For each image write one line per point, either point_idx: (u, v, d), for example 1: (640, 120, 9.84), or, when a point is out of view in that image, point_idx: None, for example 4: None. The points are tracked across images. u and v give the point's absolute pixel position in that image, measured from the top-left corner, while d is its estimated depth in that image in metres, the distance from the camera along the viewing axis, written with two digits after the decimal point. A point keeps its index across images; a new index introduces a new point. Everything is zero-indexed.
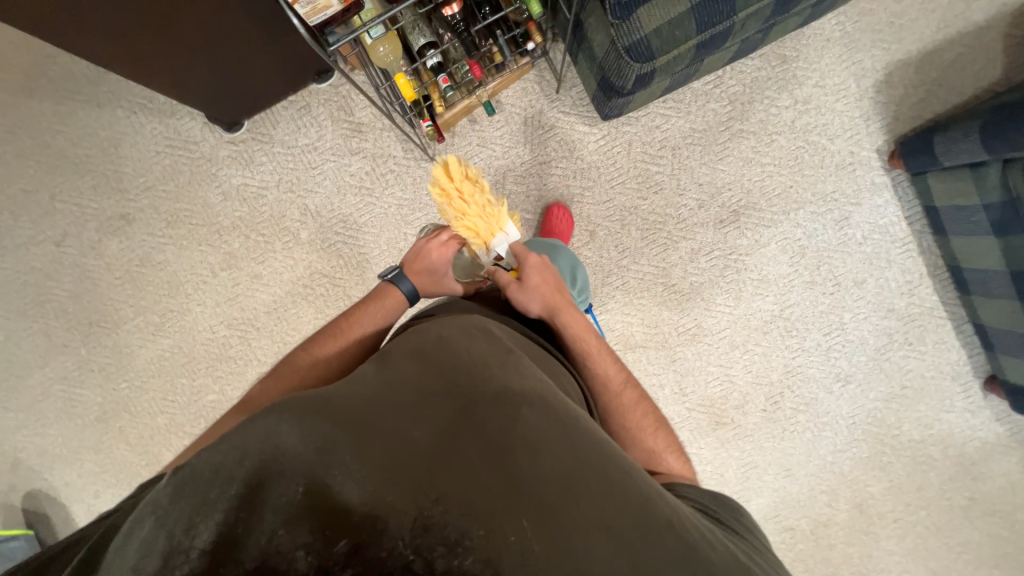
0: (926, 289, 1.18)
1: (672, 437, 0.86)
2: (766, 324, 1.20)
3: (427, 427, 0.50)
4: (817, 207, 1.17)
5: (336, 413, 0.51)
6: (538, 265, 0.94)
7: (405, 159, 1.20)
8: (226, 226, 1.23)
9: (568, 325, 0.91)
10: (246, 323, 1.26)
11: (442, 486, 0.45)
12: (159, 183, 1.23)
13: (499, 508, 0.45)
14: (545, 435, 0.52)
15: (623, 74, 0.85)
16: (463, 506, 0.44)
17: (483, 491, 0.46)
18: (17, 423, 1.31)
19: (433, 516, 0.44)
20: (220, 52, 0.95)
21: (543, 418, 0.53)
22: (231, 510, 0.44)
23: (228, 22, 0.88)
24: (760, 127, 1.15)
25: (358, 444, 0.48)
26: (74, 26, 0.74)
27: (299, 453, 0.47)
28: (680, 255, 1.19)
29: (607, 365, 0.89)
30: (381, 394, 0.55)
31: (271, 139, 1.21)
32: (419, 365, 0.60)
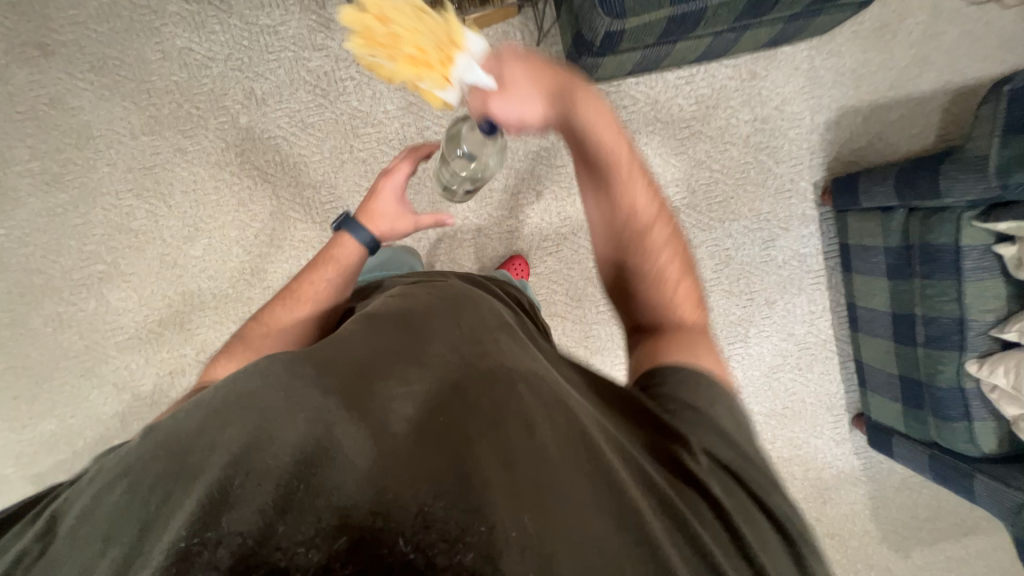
0: (825, 323, 1.27)
1: (693, 282, 0.70)
2: None
3: (420, 402, 0.45)
4: (750, 223, 1.23)
5: (327, 378, 0.47)
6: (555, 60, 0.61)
7: (369, 69, 1.15)
8: (159, 88, 1.14)
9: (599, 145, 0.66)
10: (158, 196, 1.17)
11: (441, 463, 0.40)
12: (91, 21, 1.11)
13: (501, 487, 0.39)
14: (551, 417, 0.46)
15: (593, 27, 0.85)
16: (466, 485, 0.39)
17: (485, 471, 0.40)
18: None
19: (436, 498, 0.37)
20: None
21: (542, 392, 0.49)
22: (206, 491, 0.38)
23: None
24: (717, 133, 1.20)
25: (349, 410, 0.43)
26: None
27: (287, 423, 0.42)
28: None
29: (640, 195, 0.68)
30: (375, 362, 0.50)
31: (228, 9, 1.12)
32: (410, 339, 0.54)
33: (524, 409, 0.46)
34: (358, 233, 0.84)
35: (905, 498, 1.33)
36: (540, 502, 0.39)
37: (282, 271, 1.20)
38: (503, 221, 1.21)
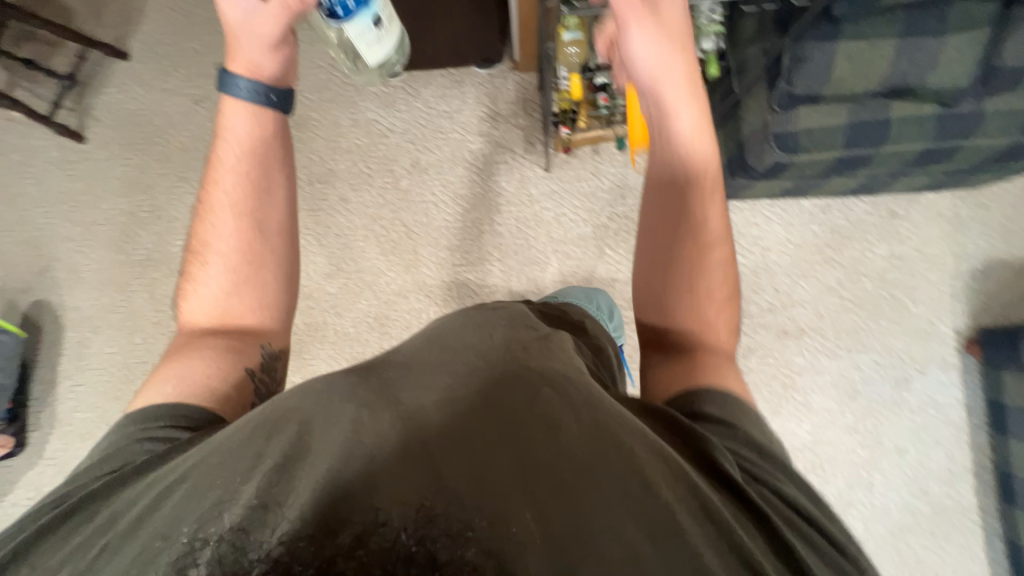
0: (966, 486, 1.12)
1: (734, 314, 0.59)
2: (794, 450, 1.16)
3: (436, 398, 0.41)
4: (881, 358, 1.16)
5: (358, 380, 0.45)
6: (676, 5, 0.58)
7: (522, 157, 1.28)
8: (342, 148, 1.33)
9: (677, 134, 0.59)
10: (313, 235, 1.31)
11: (466, 477, 0.35)
12: (306, 90, 1.35)
13: (514, 496, 0.35)
14: (579, 422, 0.39)
15: (760, 156, 0.91)
16: (475, 491, 0.35)
17: (500, 478, 0.35)
18: (72, 234, 1.37)
19: (441, 498, 0.34)
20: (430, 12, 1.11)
21: (579, 397, 0.42)
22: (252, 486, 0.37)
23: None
24: (850, 263, 1.19)
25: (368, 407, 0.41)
26: None
27: (324, 429, 0.40)
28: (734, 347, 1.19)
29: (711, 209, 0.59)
30: (404, 364, 0.47)
31: (416, 95, 1.32)
32: (441, 345, 0.50)
33: (552, 418, 0.39)
34: (239, 84, 0.65)
35: None
36: (559, 510, 0.34)
37: (401, 320, 1.27)
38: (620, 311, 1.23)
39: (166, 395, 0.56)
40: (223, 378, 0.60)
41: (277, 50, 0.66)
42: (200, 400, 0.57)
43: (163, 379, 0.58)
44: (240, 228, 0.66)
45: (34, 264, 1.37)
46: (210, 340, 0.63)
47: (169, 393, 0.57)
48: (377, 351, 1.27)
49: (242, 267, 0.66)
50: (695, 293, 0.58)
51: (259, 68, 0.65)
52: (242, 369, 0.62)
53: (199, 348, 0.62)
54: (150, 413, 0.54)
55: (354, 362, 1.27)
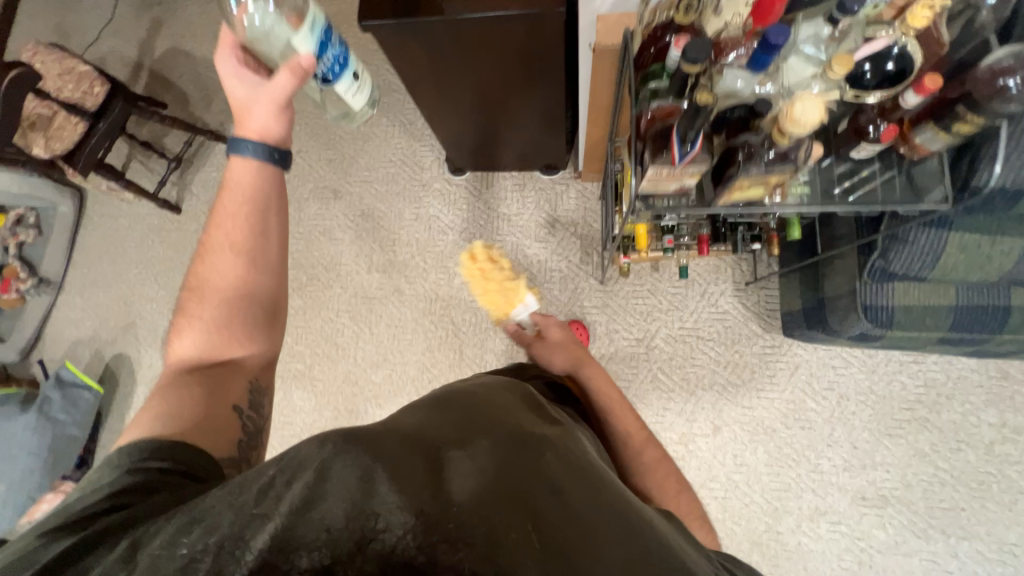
0: None
1: (696, 503, 0.86)
2: None
3: (440, 435, 0.44)
4: (986, 548, 0.98)
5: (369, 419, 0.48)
6: (556, 324, 1.04)
7: (578, 267, 1.25)
8: (403, 240, 1.37)
9: (592, 378, 0.95)
10: (365, 323, 1.34)
11: (480, 514, 0.36)
12: (376, 182, 1.42)
13: (502, 526, 0.35)
14: (569, 483, 0.41)
15: (844, 323, 0.83)
16: (465, 513, 0.36)
17: (489, 504, 0.37)
18: (159, 296, 1.51)
19: (433, 512, 0.35)
20: (497, 123, 1.12)
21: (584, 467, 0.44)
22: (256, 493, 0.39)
23: (519, 110, 1.06)
24: (948, 427, 1.04)
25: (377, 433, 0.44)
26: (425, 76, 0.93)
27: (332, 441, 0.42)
28: (799, 505, 1.06)
29: (632, 423, 0.90)
30: (414, 412, 0.50)
31: (478, 195, 1.35)
32: (450, 400, 0.53)
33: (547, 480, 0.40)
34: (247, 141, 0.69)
35: None
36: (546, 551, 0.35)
37: None
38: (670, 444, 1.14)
39: (151, 429, 0.55)
40: (210, 411, 0.59)
41: (282, 112, 0.70)
42: (188, 434, 0.55)
43: (151, 410, 0.58)
44: (238, 265, 0.68)
45: (123, 320, 1.51)
46: (196, 368, 0.63)
47: (153, 423, 0.56)
48: None
49: (238, 302, 0.67)
50: (661, 493, 0.85)
51: (268, 131, 0.69)
52: (228, 402, 0.61)
53: (194, 380, 0.61)
54: (131, 448, 0.52)
55: None
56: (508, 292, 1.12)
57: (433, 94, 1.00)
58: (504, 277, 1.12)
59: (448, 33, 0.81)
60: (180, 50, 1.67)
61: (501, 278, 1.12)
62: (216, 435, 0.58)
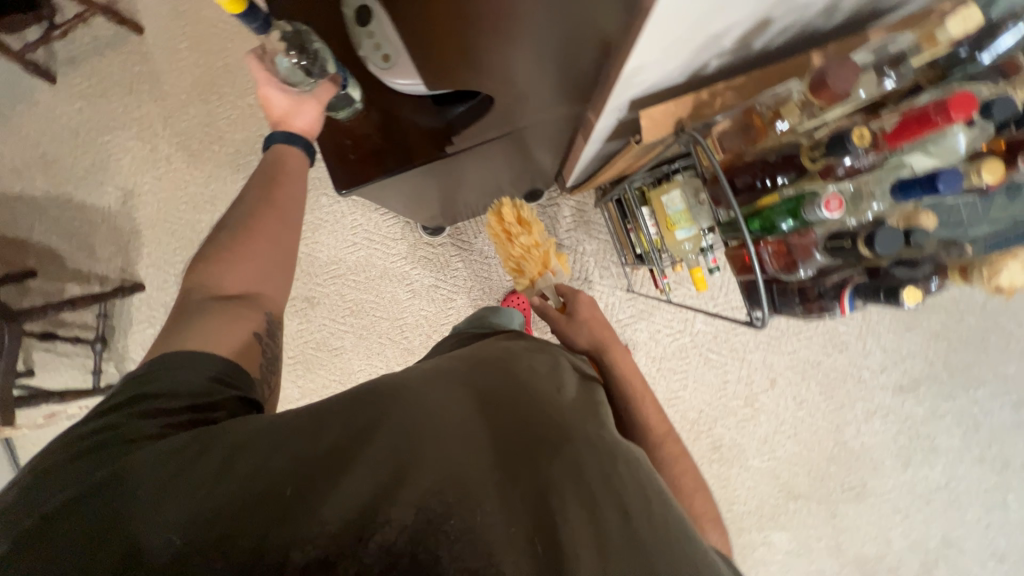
0: None
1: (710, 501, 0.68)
2: (931, 492, 1.22)
3: (448, 411, 0.44)
4: (996, 387, 1.20)
5: (376, 388, 0.46)
6: (589, 302, 0.88)
7: (600, 285, 1.22)
8: (411, 322, 1.25)
9: (616, 364, 0.77)
10: None
11: (475, 496, 0.39)
12: (350, 272, 1.24)
13: (489, 497, 0.40)
14: (565, 455, 0.43)
15: None
16: (456, 490, 0.39)
17: (479, 481, 0.40)
18: None
19: (431, 495, 0.39)
20: (476, 181, 0.93)
21: (622, 494, 0.41)
22: (272, 490, 0.39)
23: (503, 167, 0.88)
24: (952, 304, 1.19)
25: (384, 415, 0.43)
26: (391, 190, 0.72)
27: (342, 435, 0.42)
28: (855, 414, 1.22)
29: (653, 415, 0.72)
30: (427, 371, 0.49)
31: (469, 248, 1.24)
32: (476, 368, 0.51)
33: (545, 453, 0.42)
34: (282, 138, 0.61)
35: None
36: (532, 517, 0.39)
37: None
38: (737, 409, 1.23)
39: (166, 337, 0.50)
40: (224, 335, 0.51)
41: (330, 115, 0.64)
42: (204, 341, 0.50)
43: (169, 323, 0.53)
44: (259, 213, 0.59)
45: None
46: (208, 291, 0.54)
47: (172, 332, 0.51)
48: None
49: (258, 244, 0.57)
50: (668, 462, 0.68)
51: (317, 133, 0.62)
52: (245, 328, 0.53)
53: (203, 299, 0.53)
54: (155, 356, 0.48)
55: None
56: (541, 259, 0.99)
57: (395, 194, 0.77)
58: (530, 244, 0.99)
59: (450, 165, 0.67)
60: (7, 195, 1.26)
61: (528, 245, 0.99)
62: (228, 337, 0.51)
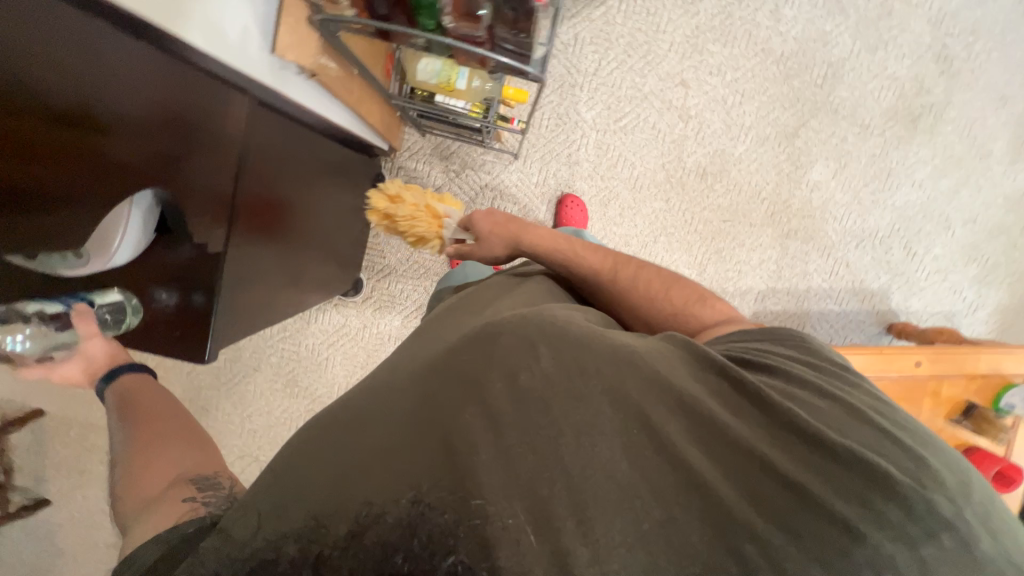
0: None
1: (688, 286, 0.74)
2: (884, 4, 1.12)
3: (405, 403, 0.47)
4: None
5: (335, 420, 0.49)
6: (483, 210, 0.85)
7: (496, 179, 1.17)
8: None
9: (538, 242, 0.79)
10: None
11: (438, 466, 0.42)
12: (349, 377, 1.26)
13: (455, 461, 0.42)
14: (521, 372, 0.46)
15: None
16: (424, 474, 0.42)
17: (437, 452, 0.43)
18: None
19: (396, 492, 0.41)
20: (322, 228, 0.88)
21: (535, 339, 0.48)
22: (263, 542, 0.41)
23: (319, 196, 0.82)
24: None
25: (345, 441, 0.46)
26: (253, 314, 0.68)
27: (313, 478, 0.44)
28: (766, 26, 1.13)
29: (592, 257, 0.76)
30: (375, 385, 0.52)
31: (391, 267, 1.21)
32: (414, 346, 0.61)
33: (495, 384, 0.46)
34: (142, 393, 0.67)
35: None
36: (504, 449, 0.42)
37: None
38: (687, 131, 1.17)
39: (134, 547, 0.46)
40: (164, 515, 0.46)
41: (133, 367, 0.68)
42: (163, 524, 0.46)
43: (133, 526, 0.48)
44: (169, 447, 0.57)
45: None
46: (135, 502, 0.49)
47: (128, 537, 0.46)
48: None
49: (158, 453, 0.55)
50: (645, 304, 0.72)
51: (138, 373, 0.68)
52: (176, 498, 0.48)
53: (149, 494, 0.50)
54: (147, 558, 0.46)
55: None
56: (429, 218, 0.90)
57: (269, 310, 0.74)
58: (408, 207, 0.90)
59: (245, 242, 0.59)
60: None
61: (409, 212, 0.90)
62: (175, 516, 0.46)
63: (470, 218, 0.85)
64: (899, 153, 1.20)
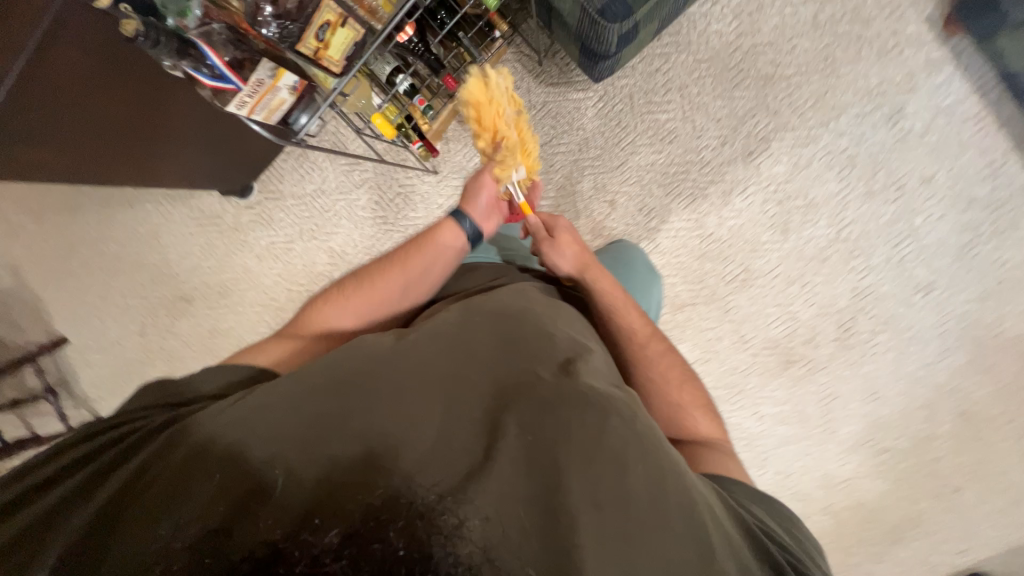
0: (1013, 166, 1.01)
1: (699, 390, 0.69)
2: (824, 250, 1.09)
3: (495, 410, 0.45)
4: (860, 107, 1.02)
5: (412, 381, 0.47)
6: (568, 223, 0.81)
7: (407, 179, 1.19)
8: (271, 284, 1.28)
9: (600, 286, 0.75)
10: None
11: (504, 492, 0.39)
12: (202, 261, 1.31)
13: (530, 502, 0.40)
14: (633, 456, 0.43)
15: (603, 37, 0.77)
16: (487, 499, 0.38)
17: (514, 481, 0.40)
18: None
19: (450, 495, 0.38)
20: (211, 135, 0.93)
21: (642, 444, 0.44)
22: (258, 482, 0.39)
23: (211, 109, 0.86)
24: (776, 35, 1.01)
25: (413, 411, 0.44)
26: (47, 168, 0.73)
27: (368, 426, 0.43)
28: (711, 201, 1.10)
29: (633, 319, 0.73)
30: (453, 360, 0.50)
31: (281, 195, 1.24)
32: (488, 327, 0.56)
33: (608, 455, 0.42)
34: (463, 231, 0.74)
35: None
36: (585, 514, 0.39)
37: None
38: (591, 245, 1.15)
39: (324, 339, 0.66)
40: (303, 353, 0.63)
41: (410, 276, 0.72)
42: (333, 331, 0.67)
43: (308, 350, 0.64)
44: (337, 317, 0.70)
45: None
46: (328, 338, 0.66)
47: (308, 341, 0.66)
48: None
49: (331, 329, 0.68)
50: (656, 394, 0.68)
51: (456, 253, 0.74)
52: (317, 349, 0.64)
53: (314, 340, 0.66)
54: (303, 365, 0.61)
55: None
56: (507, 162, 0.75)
57: (84, 171, 0.78)
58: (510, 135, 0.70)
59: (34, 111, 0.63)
60: None
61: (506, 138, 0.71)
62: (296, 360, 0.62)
63: (557, 221, 0.80)
64: (757, 383, 1.18)
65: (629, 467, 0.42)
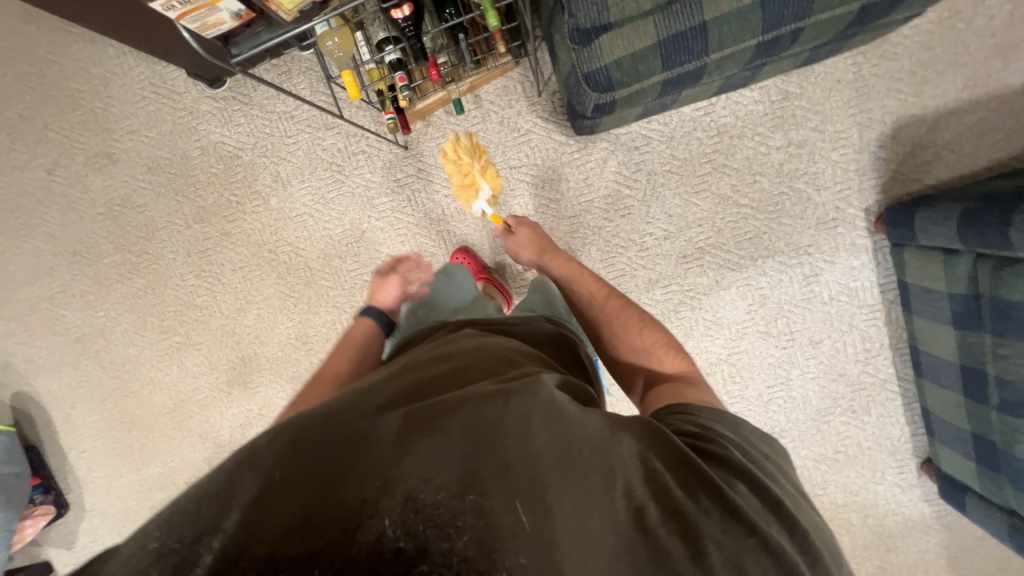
0: (882, 361, 1.13)
1: (663, 332, 0.78)
2: (710, 366, 1.18)
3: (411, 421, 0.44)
4: (786, 258, 1.11)
5: (330, 417, 0.45)
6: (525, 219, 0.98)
7: (376, 141, 1.18)
8: (205, 181, 1.24)
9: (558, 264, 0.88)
10: (213, 275, 1.28)
11: (434, 475, 0.39)
12: (143, 128, 1.24)
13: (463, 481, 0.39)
14: (542, 423, 0.45)
15: (582, 100, 0.80)
16: (423, 489, 0.38)
17: (443, 467, 0.40)
18: None
19: (390, 499, 0.37)
20: None
21: (547, 413, 0.47)
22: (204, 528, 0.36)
23: None
24: (744, 165, 1.09)
25: (339, 436, 0.42)
26: None
27: (300, 456, 0.41)
28: (636, 283, 1.16)
29: (590, 283, 0.85)
30: (373, 393, 0.49)
31: (250, 102, 1.20)
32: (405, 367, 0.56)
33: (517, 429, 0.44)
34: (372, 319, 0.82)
35: (991, 548, 1.16)
36: (514, 483, 0.40)
37: (320, 334, 1.27)
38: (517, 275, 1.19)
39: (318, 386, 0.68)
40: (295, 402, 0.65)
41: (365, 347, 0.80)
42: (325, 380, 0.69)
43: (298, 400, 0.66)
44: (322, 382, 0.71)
45: None
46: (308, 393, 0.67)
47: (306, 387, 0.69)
48: (310, 367, 1.29)
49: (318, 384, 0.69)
50: (624, 346, 0.78)
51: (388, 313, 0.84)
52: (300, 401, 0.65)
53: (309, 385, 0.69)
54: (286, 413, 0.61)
55: (294, 381, 1.30)
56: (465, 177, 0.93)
57: None
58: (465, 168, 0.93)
59: None
60: None
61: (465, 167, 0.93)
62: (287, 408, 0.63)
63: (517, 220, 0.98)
64: None
65: (536, 431, 0.44)
